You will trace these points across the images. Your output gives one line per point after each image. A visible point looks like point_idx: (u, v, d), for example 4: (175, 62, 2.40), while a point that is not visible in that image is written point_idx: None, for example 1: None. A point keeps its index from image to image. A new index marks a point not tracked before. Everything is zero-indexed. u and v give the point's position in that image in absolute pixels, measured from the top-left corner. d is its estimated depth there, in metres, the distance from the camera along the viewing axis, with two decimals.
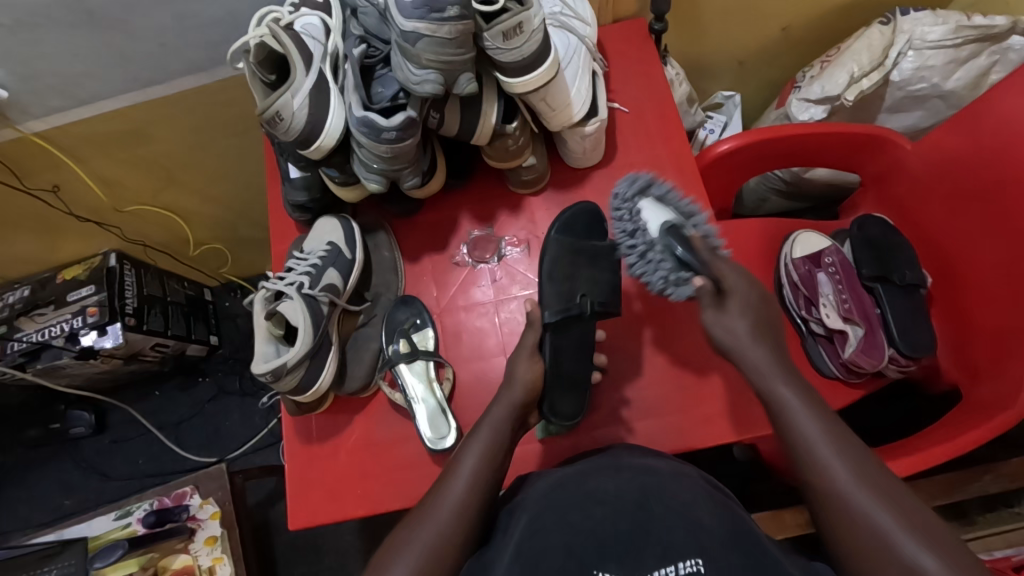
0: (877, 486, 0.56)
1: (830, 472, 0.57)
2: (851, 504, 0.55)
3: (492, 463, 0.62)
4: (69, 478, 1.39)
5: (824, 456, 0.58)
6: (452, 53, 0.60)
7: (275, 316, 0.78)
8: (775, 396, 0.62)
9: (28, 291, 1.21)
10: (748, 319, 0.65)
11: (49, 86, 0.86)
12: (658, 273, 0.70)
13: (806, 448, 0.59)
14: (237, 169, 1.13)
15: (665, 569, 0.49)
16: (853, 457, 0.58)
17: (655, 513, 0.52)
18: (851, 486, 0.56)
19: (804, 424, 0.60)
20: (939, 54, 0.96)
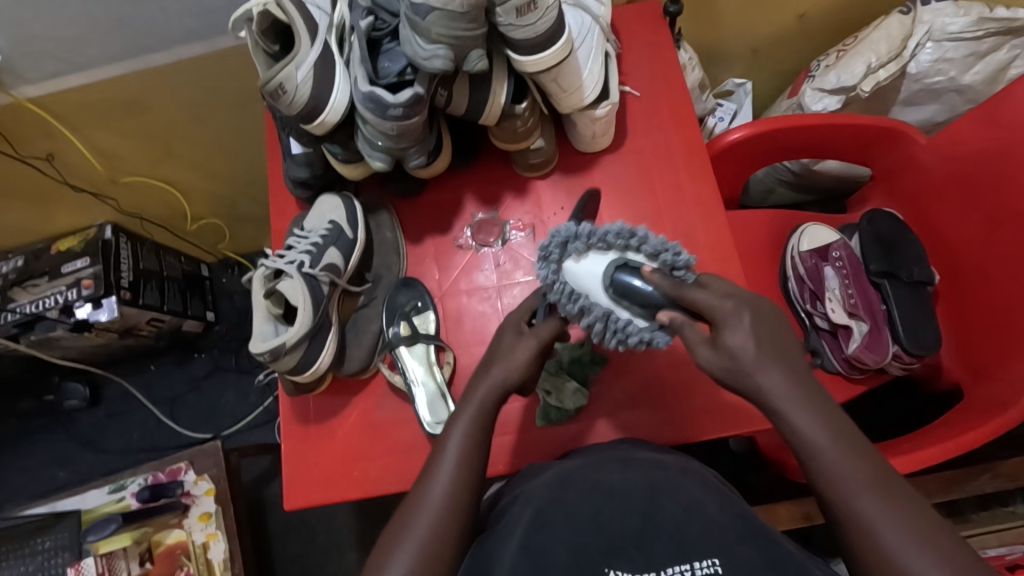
0: (930, 545, 0.45)
1: (873, 532, 0.47)
2: (900, 572, 0.45)
3: (476, 447, 0.58)
4: (62, 451, 1.39)
5: (865, 507, 0.47)
6: (463, 28, 0.57)
7: (274, 295, 0.76)
8: (793, 434, 0.51)
9: (21, 261, 1.19)
10: (755, 343, 0.51)
11: (44, 51, 0.83)
12: (628, 335, 0.62)
13: (843, 499, 0.48)
14: (237, 144, 1.10)
15: (680, 567, 0.48)
16: (901, 505, 0.47)
17: (666, 510, 0.52)
18: (901, 548, 0.45)
19: (837, 467, 0.49)
20: (958, 47, 0.94)
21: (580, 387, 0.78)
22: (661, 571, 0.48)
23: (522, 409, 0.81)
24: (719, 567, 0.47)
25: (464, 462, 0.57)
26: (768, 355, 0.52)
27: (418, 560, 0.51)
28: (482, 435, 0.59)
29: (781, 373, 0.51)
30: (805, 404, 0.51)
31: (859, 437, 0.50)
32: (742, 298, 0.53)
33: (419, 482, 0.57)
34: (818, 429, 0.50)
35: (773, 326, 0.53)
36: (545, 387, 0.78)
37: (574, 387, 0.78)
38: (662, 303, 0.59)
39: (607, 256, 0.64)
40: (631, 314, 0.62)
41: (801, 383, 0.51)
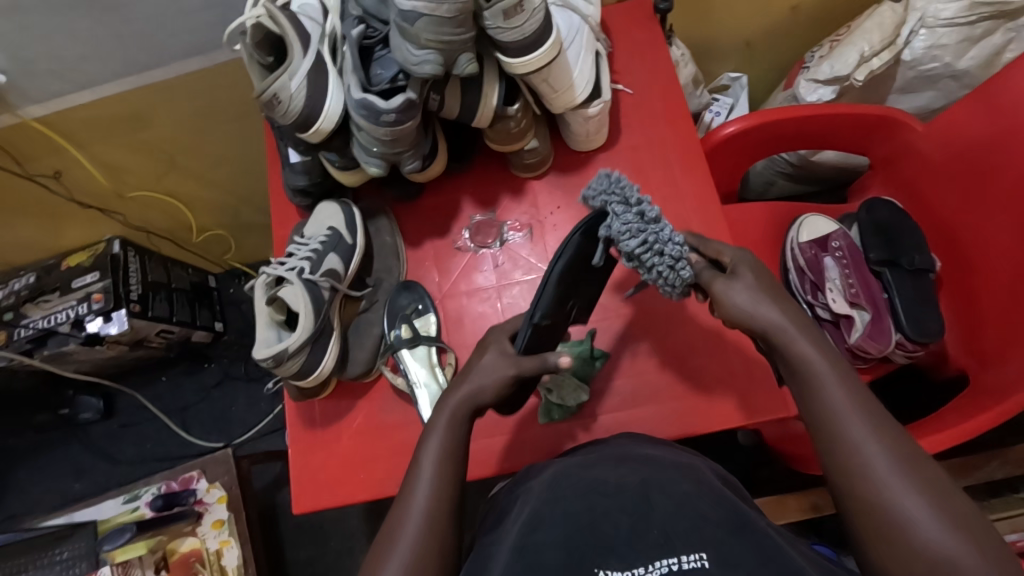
0: (909, 464, 0.49)
1: (860, 451, 0.51)
2: (884, 489, 0.49)
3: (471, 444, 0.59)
4: (78, 462, 1.41)
5: (854, 430, 0.52)
6: (452, 32, 0.58)
7: (276, 302, 0.78)
8: (796, 355, 0.56)
9: (33, 278, 1.22)
10: (754, 289, 0.59)
11: (47, 71, 0.85)
12: (665, 247, 0.61)
13: (836, 424, 0.53)
14: (238, 155, 1.12)
15: (667, 561, 0.47)
16: (886, 431, 0.52)
17: (656, 508, 0.52)
18: (884, 466, 0.50)
19: (832, 393, 0.54)
20: (951, 33, 0.93)
21: (583, 386, 0.79)
22: (649, 566, 0.48)
23: (525, 408, 0.82)
24: (706, 562, 0.47)
25: (451, 455, 0.59)
26: (767, 295, 0.59)
27: (414, 556, 0.53)
28: None
29: (775, 310, 0.58)
30: (804, 340, 0.57)
31: (850, 367, 0.55)
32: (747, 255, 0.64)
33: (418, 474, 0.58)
34: (815, 351, 0.56)
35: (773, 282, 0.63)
36: (547, 385, 0.78)
37: (576, 382, 0.78)
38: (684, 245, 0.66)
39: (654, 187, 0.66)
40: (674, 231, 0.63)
41: (799, 324, 0.58)
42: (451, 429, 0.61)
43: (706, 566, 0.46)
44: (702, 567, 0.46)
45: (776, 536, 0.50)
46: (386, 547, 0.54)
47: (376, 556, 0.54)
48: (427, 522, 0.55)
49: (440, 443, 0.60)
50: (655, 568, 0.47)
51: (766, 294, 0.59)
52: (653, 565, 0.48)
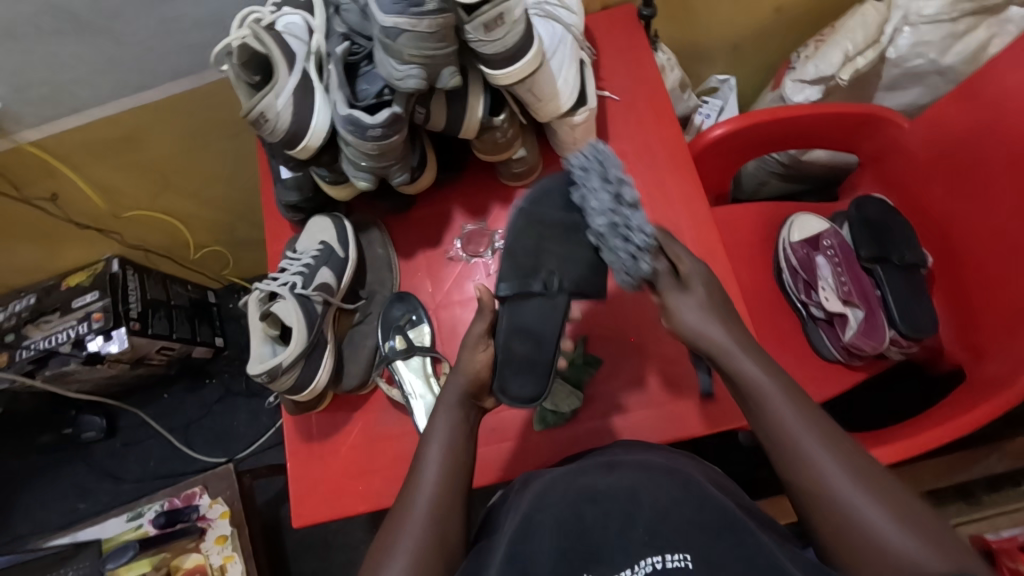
0: (862, 474, 0.54)
1: (817, 468, 0.55)
2: (842, 502, 0.53)
3: None
4: (82, 481, 1.42)
5: (808, 451, 0.57)
6: (434, 47, 0.59)
7: (270, 317, 0.78)
8: (745, 376, 0.62)
9: (33, 299, 1.23)
10: (697, 303, 0.68)
11: (41, 96, 0.86)
12: (626, 237, 0.68)
13: (792, 443, 0.58)
14: (233, 172, 1.13)
15: (651, 560, 0.49)
16: (837, 445, 0.56)
17: (642, 510, 0.52)
18: (838, 478, 0.54)
19: (784, 415, 0.59)
20: (935, 29, 0.93)
21: (576, 391, 0.80)
22: (635, 565, 0.49)
23: (521, 415, 0.82)
24: (689, 562, 0.48)
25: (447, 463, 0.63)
26: (709, 315, 0.67)
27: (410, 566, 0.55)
28: None
29: (719, 328, 0.66)
30: (751, 359, 0.64)
31: (797, 388, 0.61)
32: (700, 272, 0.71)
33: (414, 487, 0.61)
34: (760, 372, 0.62)
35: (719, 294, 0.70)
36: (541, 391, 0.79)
37: (569, 388, 0.79)
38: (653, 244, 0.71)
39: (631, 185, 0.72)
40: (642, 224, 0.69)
41: (742, 342, 0.66)
42: (445, 441, 0.65)
43: (690, 566, 0.48)
44: (685, 567, 0.48)
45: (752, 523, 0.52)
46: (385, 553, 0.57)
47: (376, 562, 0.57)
48: (425, 537, 0.57)
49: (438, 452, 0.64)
50: (639, 569, 0.49)
51: (711, 313, 0.68)
52: (638, 565, 0.49)
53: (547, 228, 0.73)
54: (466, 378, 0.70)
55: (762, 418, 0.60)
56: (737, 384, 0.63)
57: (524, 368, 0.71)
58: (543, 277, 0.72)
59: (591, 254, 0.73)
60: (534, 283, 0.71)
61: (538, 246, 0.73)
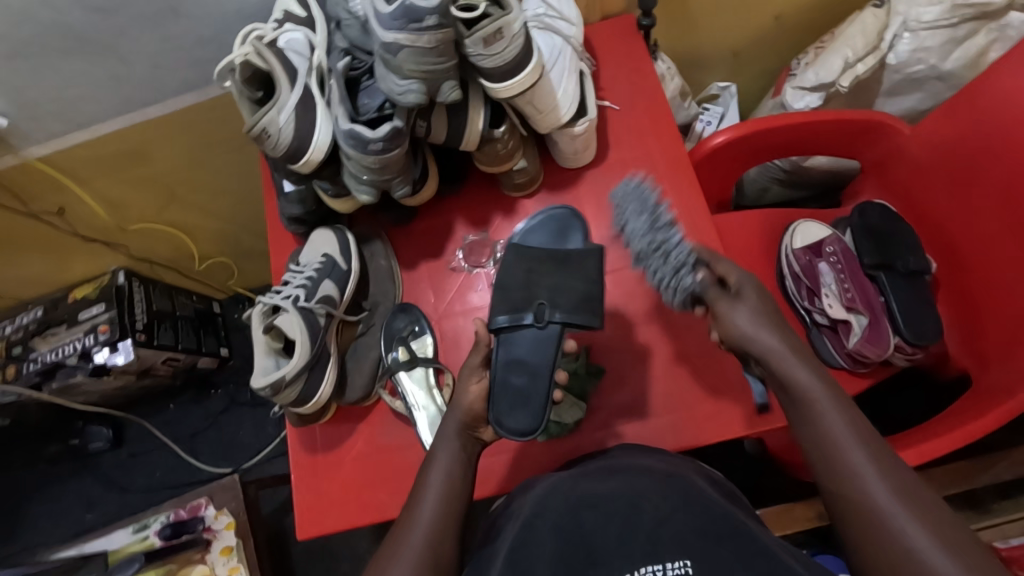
0: (906, 495, 0.53)
1: (861, 482, 0.55)
2: (884, 518, 0.52)
3: None
4: (89, 492, 1.42)
5: (854, 461, 0.56)
6: (434, 61, 0.60)
7: (273, 330, 0.79)
8: (795, 380, 0.61)
9: (41, 311, 1.24)
10: (750, 310, 0.64)
11: (47, 112, 0.87)
12: (671, 256, 0.75)
13: (837, 454, 0.57)
14: (237, 184, 1.14)
15: (650, 568, 0.48)
16: (883, 462, 0.56)
17: (642, 518, 0.52)
18: (878, 494, 0.54)
19: (832, 423, 0.58)
20: (934, 35, 0.93)
21: (578, 401, 0.79)
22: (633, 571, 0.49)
23: None
24: (689, 570, 0.47)
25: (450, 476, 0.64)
26: (763, 321, 0.64)
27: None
28: None
29: (772, 336, 0.63)
30: (804, 365, 0.61)
31: (850, 401, 0.60)
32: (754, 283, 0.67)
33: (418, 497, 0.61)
34: (813, 378, 0.60)
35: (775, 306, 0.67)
36: None
37: (572, 400, 0.79)
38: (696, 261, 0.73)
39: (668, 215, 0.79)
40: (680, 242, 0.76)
41: (795, 350, 0.63)
42: (451, 455, 0.65)
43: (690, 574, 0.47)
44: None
45: (759, 531, 0.51)
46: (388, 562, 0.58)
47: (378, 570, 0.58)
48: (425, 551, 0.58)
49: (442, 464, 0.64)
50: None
51: (771, 320, 0.64)
52: (638, 572, 0.49)
53: (537, 263, 0.77)
54: (466, 395, 0.69)
55: (805, 424, 0.60)
56: (779, 387, 0.63)
57: (518, 399, 0.69)
58: (534, 307, 0.73)
59: (584, 285, 0.75)
60: (527, 314, 0.72)
61: (528, 278, 0.76)
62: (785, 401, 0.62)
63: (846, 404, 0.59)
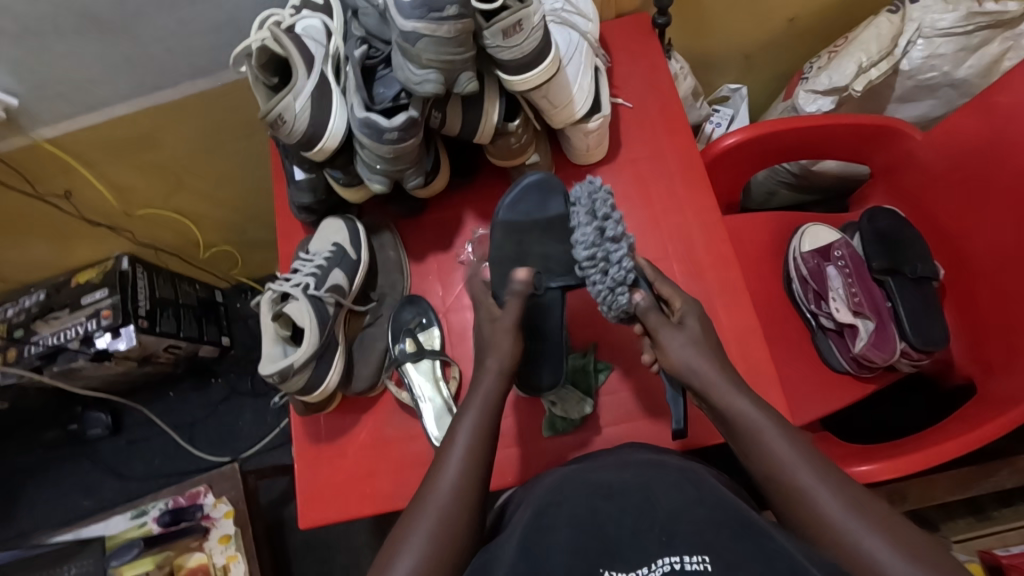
0: (859, 504, 0.53)
1: (815, 499, 0.54)
2: (842, 533, 0.51)
3: (473, 459, 0.60)
4: (86, 478, 1.42)
5: (805, 481, 0.55)
6: (454, 52, 0.60)
7: (281, 317, 0.79)
8: (726, 407, 0.62)
9: (43, 295, 1.23)
10: (686, 340, 0.66)
11: (58, 94, 0.87)
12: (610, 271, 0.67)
13: (788, 478, 0.56)
14: (244, 172, 1.14)
15: (669, 559, 0.47)
16: (833, 477, 0.55)
17: (656, 511, 0.52)
18: (836, 509, 0.53)
19: (775, 445, 0.58)
20: (949, 42, 0.94)
21: (586, 398, 0.79)
22: (651, 564, 0.48)
23: (529, 421, 0.82)
24: (709, 564, 0.46)
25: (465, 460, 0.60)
26: (701, 351, 0.65)
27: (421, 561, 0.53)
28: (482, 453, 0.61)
29: (712, 365, 0.65)
30: (744, 395, 0.62)
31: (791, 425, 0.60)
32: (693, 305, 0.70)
33: (425, 481, 0.60)
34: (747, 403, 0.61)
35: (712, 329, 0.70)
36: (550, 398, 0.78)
37: (578, 395, 0.79)
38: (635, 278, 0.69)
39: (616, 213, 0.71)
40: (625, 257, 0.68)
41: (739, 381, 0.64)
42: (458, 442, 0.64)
43: (709, 568, 0.45)
44: (704, 569, 0.45)
45: (765, 522, 0.51)
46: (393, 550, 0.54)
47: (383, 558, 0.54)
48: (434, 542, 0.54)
49: (459, 451, 0.61)
50: (656, 567, 0.47)
51: (707, 350, 0.66)
52: (655, 563, 0.47)
53: (527, 231, 0.76)
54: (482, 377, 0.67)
55: (750, 452, 0.60)
56: (719, 412, 0.63)
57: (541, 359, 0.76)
58: (534, 279, 0.73)
59: (568, 246, 0.75)
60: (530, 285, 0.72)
61: (521, 248, 0.76)
62: (730, 431, 0.62)
63: (784, 428, 0.60)
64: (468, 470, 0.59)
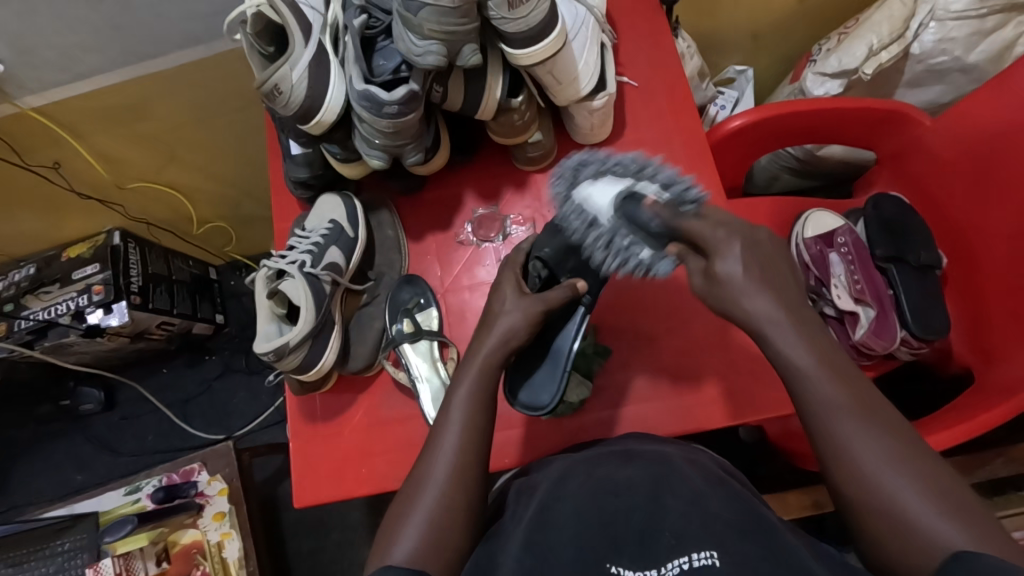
0: (903, 456, 0.50)
1: (853, 452, 0.51)
2: (878, 486, 0.49)
3: (476, 447, 0.60)
4: (79, 454, 1.41)
5: (843, 428, 0.52)
6: (456, 22, 0.57)
7: (277, 295, 0.78)
8: (779, 359, 0.56)
9: (33, 269, 1.21)
10: (744, 269, 0.56)
11: (45, 60, 0.84)
12: (630, 257, 0.63)
13: (828, 425, 0.53)
14: (239, 146, 1.11)
15: (678, 560, 0.48)
16: (879, 424, 0.52)
17: (669, 502, 0.53)
18: (877, 463, 0.50)
19: (818, 387, 0.53)
20: (962, 26, 0.91)
21: (585, 381, 0.79)
22: (662, 566, 0.49)
23: None
24: (716, 560, 0.47)
25: (461, 450, 0.59)
26: (757, 281, 0.56)
27: (426, 536, 0.54)
28: (483, 439, 0.61)
29: (767, 299, 0.56)
30: (795, 337, 0.55)
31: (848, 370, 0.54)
32: (733, 228, 0.57)
33: (420, 459, 0.61)
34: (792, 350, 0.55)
35: (763, 254, 0.57)
36: None
37: (578, 378, 0.79)
38: (665, 232, 0.61)
39: (618, 182, 0.65)
40: (633, 240, 0.63)
41: (791, 312, 0.56)
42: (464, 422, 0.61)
43: (717, 564, 0.46)
44: (712, 565, 0.46)
45: (776, 520, 0.53)
46: (393, 543, 0.54)
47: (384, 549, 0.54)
48: (428, 528, 0.54)
49: (454, 442, 0.60)
50: (668, 568, 0.48)
51: (758, 283, 0.56)
52: (666, 564, 0.49)
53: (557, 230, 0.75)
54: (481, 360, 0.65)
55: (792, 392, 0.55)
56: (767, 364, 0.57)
57: (540, 376, 0.73)
58: (535, 269, 0.73)
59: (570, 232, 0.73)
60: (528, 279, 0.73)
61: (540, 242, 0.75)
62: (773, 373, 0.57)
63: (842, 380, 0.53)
64: (465, 460, 0.58)
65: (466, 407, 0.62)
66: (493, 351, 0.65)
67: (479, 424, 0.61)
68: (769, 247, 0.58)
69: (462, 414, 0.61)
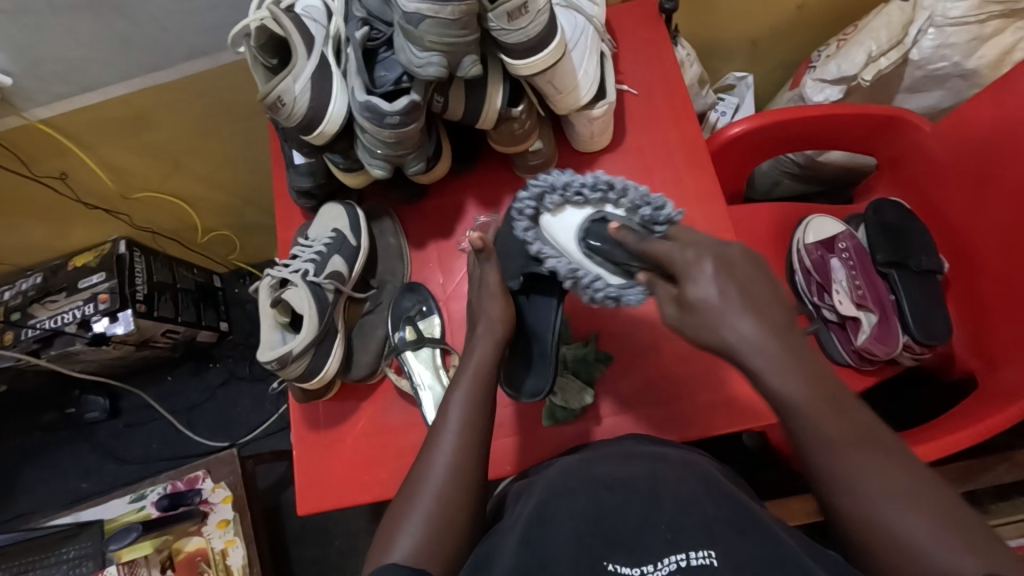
0: (904, 485, 0.50)
1: (852, 483, 0.52)
2: (880, 517, 0.50)
3: (473, 452, 0.60)
4: (84, 461, 1.42)
5: (843, 461, 0.52)
6: (457, 34, 0.58)
7: (280, 304, 0.78)
8: (771, 391, 0.53)
9: (40, 278, 1.22)
10: (719, 289, 0.53)
11: (53, 73, 0.85)
12: (596, 288, 0.65)
13: (828, 457, 0.53)
14: (243, 156, 1.12)
15: (676, 557, 0.48)
16: (880, 453, 0.52)
17: (665, 500, 0.53)
18: (878, 496, 0.50)
19: (817, 424, 0.53)
20: (960, 32, 0.91)
21: (588, 389, 0.79)
22: (656, 563, 0.49)
23: (530, 410, 0.82)
24: (715, 560, 0.47)
25: (457, 450, 0.60)
26: (734, 304, 0.53)
27: (421, 539, 0.53)
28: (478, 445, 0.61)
29: (750, 325, 0.53)
30: (777, 366, 0.53)
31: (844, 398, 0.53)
32: (705, 247, 0.55)
33: (419, 459, 0.61)
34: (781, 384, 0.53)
35: (739, 271, 0.55)
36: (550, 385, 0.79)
37: (579, 385, 0.79)
38: (633, 261, 0.62)
39: (584, 210, 0.67)
40: (604, 270, 0.65)
41: (778, 340, 0.53)
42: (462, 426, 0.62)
43: (714, 564, 0.46)
44: (710, 565, 0.46)
45: (771, 519, 0.53)
46: (388, 544, 0.54)
47: (380, 551, 0.54)
48: (427, 529, 0.54)
49: (450, 444, 0.60)
50: (663, 565, 0.48)
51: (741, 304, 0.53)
52: (661, 562, 0.49)
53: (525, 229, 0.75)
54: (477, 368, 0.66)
55: (793, 428, 0.54)
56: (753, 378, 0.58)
57: (539, 362, 0.74)
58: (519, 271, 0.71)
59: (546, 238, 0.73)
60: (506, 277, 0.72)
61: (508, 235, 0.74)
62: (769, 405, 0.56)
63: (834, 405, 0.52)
64: (462, 462, 0.59)
65: (463, 407, 0.62)
66: (488, 350, 0.68)
67: (474, 424, 0.61)
68: (746, 266, 0.55)
69: (458, 416, 0.62)
